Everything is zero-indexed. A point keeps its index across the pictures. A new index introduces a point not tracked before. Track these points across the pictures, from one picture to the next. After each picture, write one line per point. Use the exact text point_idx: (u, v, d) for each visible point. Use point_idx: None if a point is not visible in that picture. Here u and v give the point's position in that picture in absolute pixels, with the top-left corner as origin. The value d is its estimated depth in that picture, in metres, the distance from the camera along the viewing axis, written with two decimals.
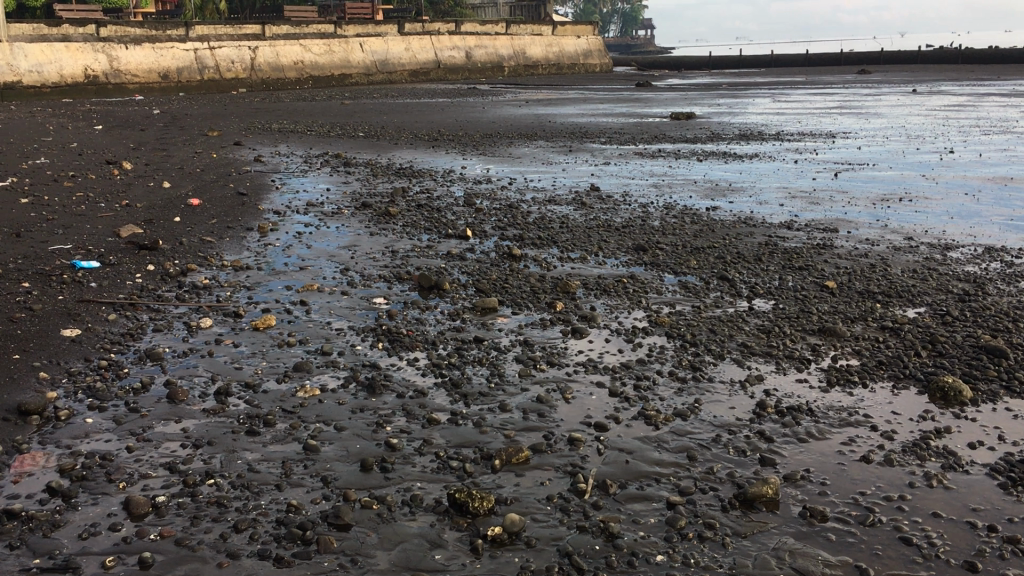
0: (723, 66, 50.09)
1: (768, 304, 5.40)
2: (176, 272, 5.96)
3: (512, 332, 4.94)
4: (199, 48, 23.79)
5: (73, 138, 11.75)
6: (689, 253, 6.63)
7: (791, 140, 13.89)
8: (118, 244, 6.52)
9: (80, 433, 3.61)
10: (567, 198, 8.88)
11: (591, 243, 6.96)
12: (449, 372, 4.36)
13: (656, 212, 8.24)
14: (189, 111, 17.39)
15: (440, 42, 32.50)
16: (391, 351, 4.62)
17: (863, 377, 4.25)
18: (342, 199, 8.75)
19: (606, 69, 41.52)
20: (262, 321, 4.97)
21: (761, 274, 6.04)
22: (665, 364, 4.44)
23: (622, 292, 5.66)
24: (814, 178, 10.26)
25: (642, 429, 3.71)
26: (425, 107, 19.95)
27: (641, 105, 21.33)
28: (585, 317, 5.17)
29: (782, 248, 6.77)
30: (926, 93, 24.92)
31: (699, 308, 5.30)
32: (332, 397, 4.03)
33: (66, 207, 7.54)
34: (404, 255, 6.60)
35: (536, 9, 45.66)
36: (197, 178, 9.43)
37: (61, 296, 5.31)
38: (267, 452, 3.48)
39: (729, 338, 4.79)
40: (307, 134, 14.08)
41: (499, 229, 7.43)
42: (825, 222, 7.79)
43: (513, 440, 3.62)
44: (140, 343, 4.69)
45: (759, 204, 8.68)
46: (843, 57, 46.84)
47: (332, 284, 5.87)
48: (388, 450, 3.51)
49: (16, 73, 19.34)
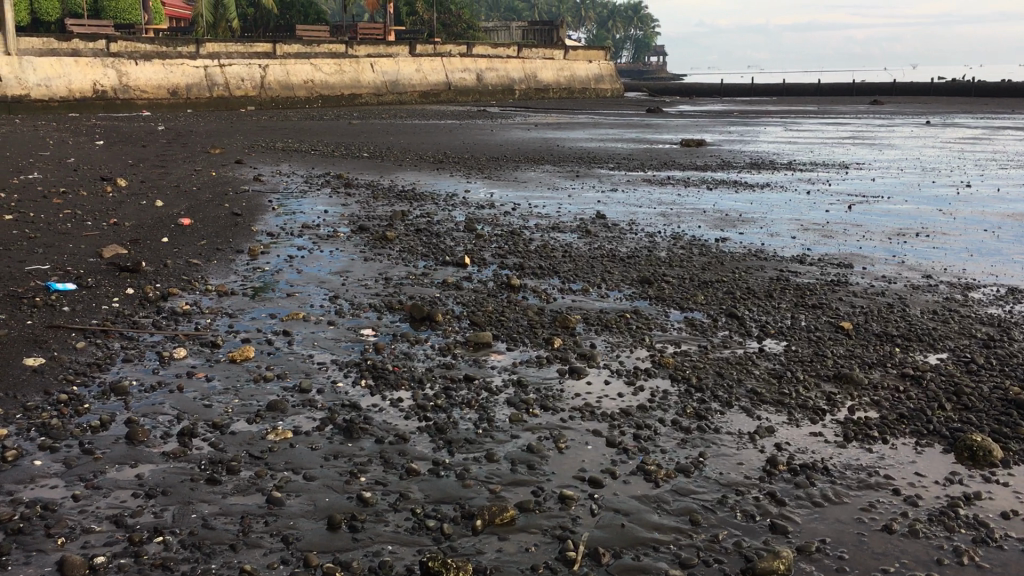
0: (734, 93, 49.97)
1: (779, 345, 5.07)
2: (156, 296, 5.67)
3: (505, 371, 4.62)
4: (209, 66, 23.71)
5: (70, 153, 11.52)
6: (697, 287, 6.31)
7: (803, 170, 13.57)
8: (99, 265, 6.24)
9: (25, 478, 3.29)
10: (571, 225, 8.59)
11: (594, 274, 6.64)
12: (435, 414, 4.03)
13: (663, 242, 7.93)
14: (195, 128, 17.18)
15: (451, 63, 32.41)
16: (375, 389, 4.30)
17: (883, 432, 3.90)
18: (339, 221, 8.46)
19: (616, 94, 41.39)
20: (239, 353, 4.67)
21: (772, 312, 5.71)
22: (668, 411, 4.11)
23: (624, 328, 5.34)
24: (828, 210, 9.93)
25: (641, 487, 3.38)
26: (433, 128, 19.72)
27: (651, 131, 21.05)
28: (584, 356, 4.84)
29: (794, 284, 6.44)
30: (941, 125, 24.58)
31: (706, 348, 4.97)
32: (305, 442, 3.71)
33: (50, 225, 7.26)
34: (397, 283, 6.30)
35: (549, 33, 44.98)
36: (192, 197, 9.17)
37: (29, 320, 5.02)
38: (226, 505, 3.16)
39: (737, 383, 4.46)
40: (311, 154, 13.85)
41: (498, 257, 7.12)
42: (840, 257, 7.46)
43: (498, 496, 3.28)
44: (107, 375, 4.38)
45: (770, 236, 8.36)
46: (858, 87, 46.64)
47: (319, 313, 5.56)
48: (359, 506, 3.19)
49: (24, 86, 19.20)
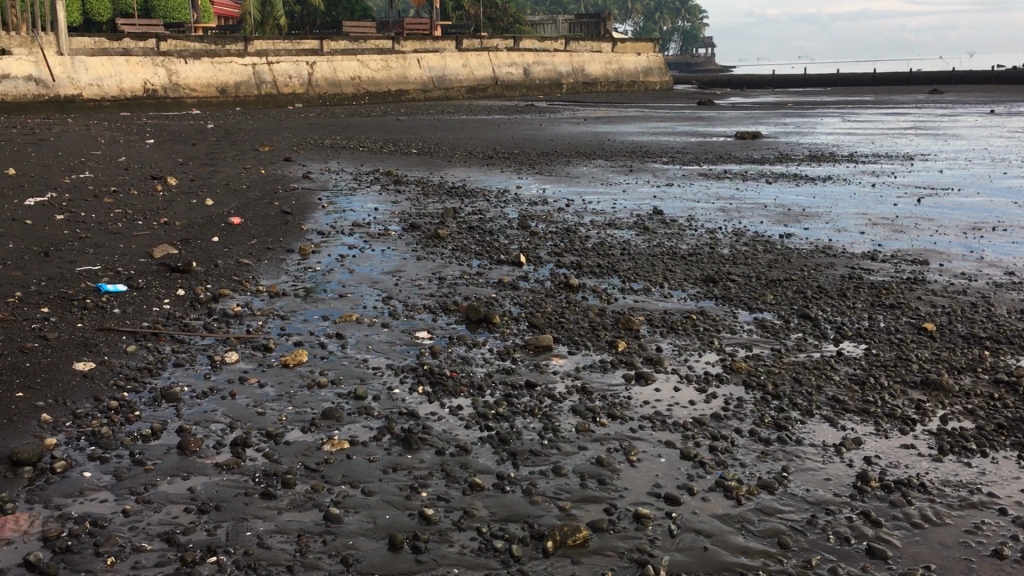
0: (785, 85, 49.01)
1: (858, 348, 4.77)
2: (207, 297, 5.57)
3: (568, 376, 4.40)
4: (257, 63, 23.82)
5: (121, 152, 11.55)
6: (765, 286, 6.02)
7: (866, 162, 13.12)
8: (149, 266, 6.16)
9: (74, 491, 3.16)
10: (628, 222, 8.34)
11: (655, 272, 6.39)
12: (496, 424, 3.83)
13: (725, 238, 7.64)
14: (244, 125, 17.22)
15: (498, 58, 32.20)
16: (433, 397, 4.11)
17: (982, 445, 3.59)
18: (390, 219, 8.31)
19: (665, 87, 40.85)
20: (292, 357, 4.53)
21: (847, 312, 5.41)
22: (744, 421, 3.85)
23: (691, 330, 5.08)
24: (895, 204, 9.52)
25: (722, 505, 3.13)
26: (480, 123, 19.51)
27: (704, 124, 20.62)
28: (651, 360, 4.60)
29: (868, 282, 6.11)
30: (1006, 114, 23.72)
31: (780, 352, 4.69)
32: (362, 453, 3.53)
33: (100, 225, 7.21)
34: (451, 283, 6.11)
35: (596, 25, 44.44)
36: (242, 195, 9.10)
37: (80, 323, 4.93)
38: (282, 522, 2.99)
39: (817, 390, 4.18)
40: (360, 150, 13.75)
41: (555, 255, 6.90)
42: (913, 253, 7.09)
43: (568, 515, 3.06)
44: (158, 381, 4.26)
45: (838, 231, 8.02)
46: (914, 76, 45.46)
47: (373, 315, 5.40)
48: (421, 524, 2.99)
49: (77, 86, 19.34)
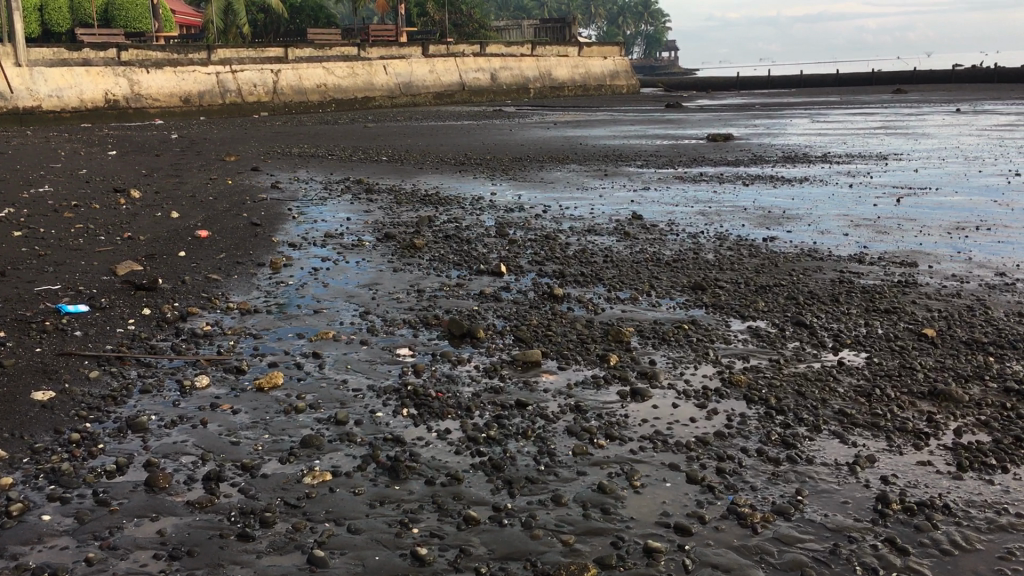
0: (751, 87, 49.28)
1: (859, 357, 4.59)
2: (175, 317, 5.27)
3: (560, 394, 4.18)
4: (221, 72, 23.38)
5: (82, 165, 11.15)
6: (755, 293, 5.84)
7: (840, 162, 13.06)
8: (112, 284, 5.84)
9: (31, 539, 2.88)
10: (608, 227, 8.14)
11: (640, 280, 6.19)
12: (488, 448, 3.59)
13: (708, 243, 7.46)
14: (209, 135, 16.84)
15: (465, 63, 31.99)
16: (418, 420, 3.86)
17: (1002, 460, 3.43)
18: (363, 229, 8.04)
19: (632, 90, 40.89)
20: (267, 381, 4.25)
21: (843, 318, 5.24)
22: (750, 439, 3.65)
23: (683, 341, 4.88)
24: (875, 204, 9.42)
25: (737, 535, 2.92)
26: (449, 129, 19.27)
27: (674, 126, 20.53)
28: (646, 374, 4.39)
29: (860, 286, 5.96)
30: (971, 112, 23.89)
31: (779, 363, 4.50)
32: (347, 485, 3.28)
33: (60, 241, 6.88)
34: (430, 295, 5.87)
35: (561, 31, 44.41)
36: (209, 207, 8.77)
37: (38, 348, 4.62)
38: (262, 569, 2.73)
39: (822, 404, 3.99)
40: (329, 158, 13.45)
41: (536, 264, 6.68)
42: (901, 254, 6.96)
43: (573, 551, 2.83)
44: (123, 409, 3.97)
45: (821, 233, 7.89)
46: (876, 76, 45.90)
47: (350, 331, 5.13)
48: (415, 566, 2.75)
49: (36, 98, 18.81)
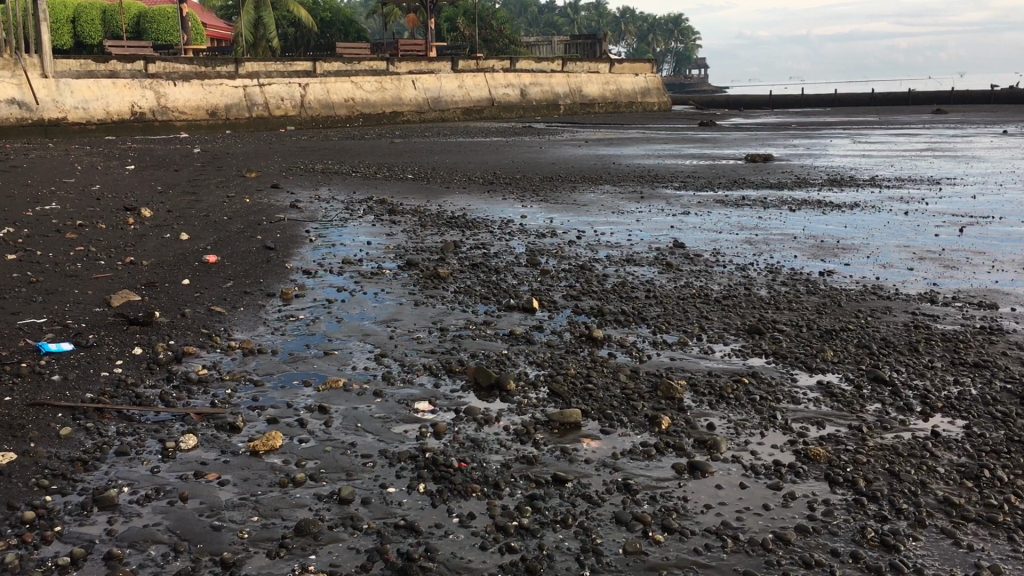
0: (785, 106, 48.47)
1: (954, 424, 3.92)
2: (167, 358, 4.69)
3: (604, 466, 3.54)
4: (248, 85, 23.00)
5: (96, 181, 10.65)
6: (821, 339, 5.17)
7: (891, 187, 12.34)
8: (104, 317, 5.29)
9: None
10: (649, 257, 7.49)
11: (689, 320, 5.55)
12: (521, 542, 2.96)
13: (760, 277, 6.80)
14: (232, 149, 16.38)
15: (495, 79, 31.48)
16: (438, 500, 3.25)
17: None
18: (384, 255, 7.46)
19: (663, 108, 40.28)
20: (263, 443, 3.65)
21: (927, 374, 4.56)
22: (841, 538, 2.99)
23: (745, 399, 4.22)
24: (938, 234, 8.72)
25: None
26: (478, 146, 18.70)
27: (711, 146, 19.82)
28: (705, 443, 3.73)
29: (940, 333, 5.28)
30: (1019, 134, 23.04)
31: (862, 432, 3.83)
32: None
33: (56, 266, 6.35)
34: (455, 335, 5.26)
35: (592, 47, 43.90)
36: (221, 228, 8.23)
37: (7, 397, 4.04)
38: None
39: (924, 488, 3.32)
40: (352, 176, 12.90)
41: (572, 299, 6.06)
42: (977, 294, 6.29)
43: None
44: (93, 477, 3.38)
45: (883, 266, 7.23)
46: (913, 95, 44.91)
47: (362, 380, 4.52)
48: None
49: (61, 109, 18.46)
